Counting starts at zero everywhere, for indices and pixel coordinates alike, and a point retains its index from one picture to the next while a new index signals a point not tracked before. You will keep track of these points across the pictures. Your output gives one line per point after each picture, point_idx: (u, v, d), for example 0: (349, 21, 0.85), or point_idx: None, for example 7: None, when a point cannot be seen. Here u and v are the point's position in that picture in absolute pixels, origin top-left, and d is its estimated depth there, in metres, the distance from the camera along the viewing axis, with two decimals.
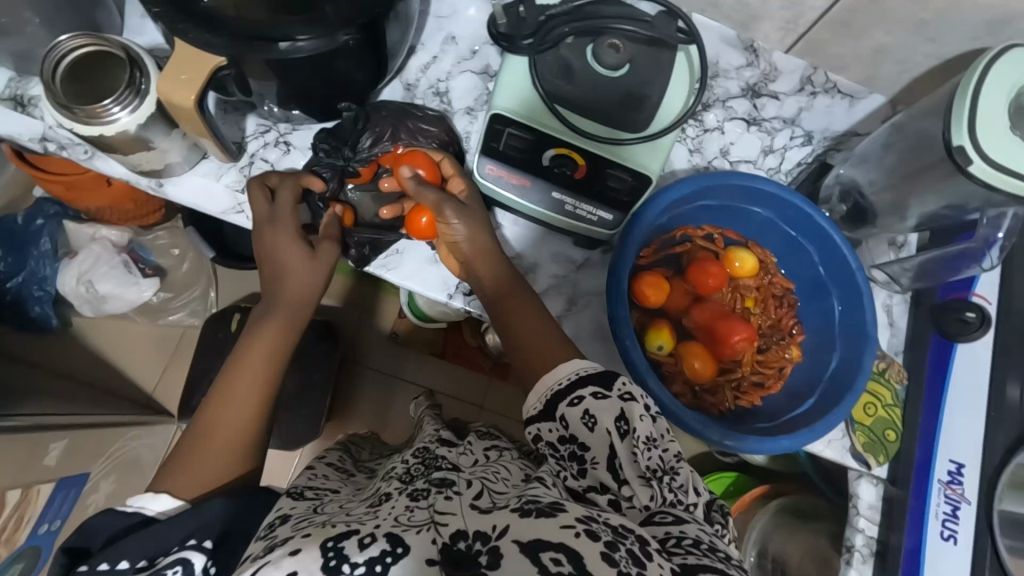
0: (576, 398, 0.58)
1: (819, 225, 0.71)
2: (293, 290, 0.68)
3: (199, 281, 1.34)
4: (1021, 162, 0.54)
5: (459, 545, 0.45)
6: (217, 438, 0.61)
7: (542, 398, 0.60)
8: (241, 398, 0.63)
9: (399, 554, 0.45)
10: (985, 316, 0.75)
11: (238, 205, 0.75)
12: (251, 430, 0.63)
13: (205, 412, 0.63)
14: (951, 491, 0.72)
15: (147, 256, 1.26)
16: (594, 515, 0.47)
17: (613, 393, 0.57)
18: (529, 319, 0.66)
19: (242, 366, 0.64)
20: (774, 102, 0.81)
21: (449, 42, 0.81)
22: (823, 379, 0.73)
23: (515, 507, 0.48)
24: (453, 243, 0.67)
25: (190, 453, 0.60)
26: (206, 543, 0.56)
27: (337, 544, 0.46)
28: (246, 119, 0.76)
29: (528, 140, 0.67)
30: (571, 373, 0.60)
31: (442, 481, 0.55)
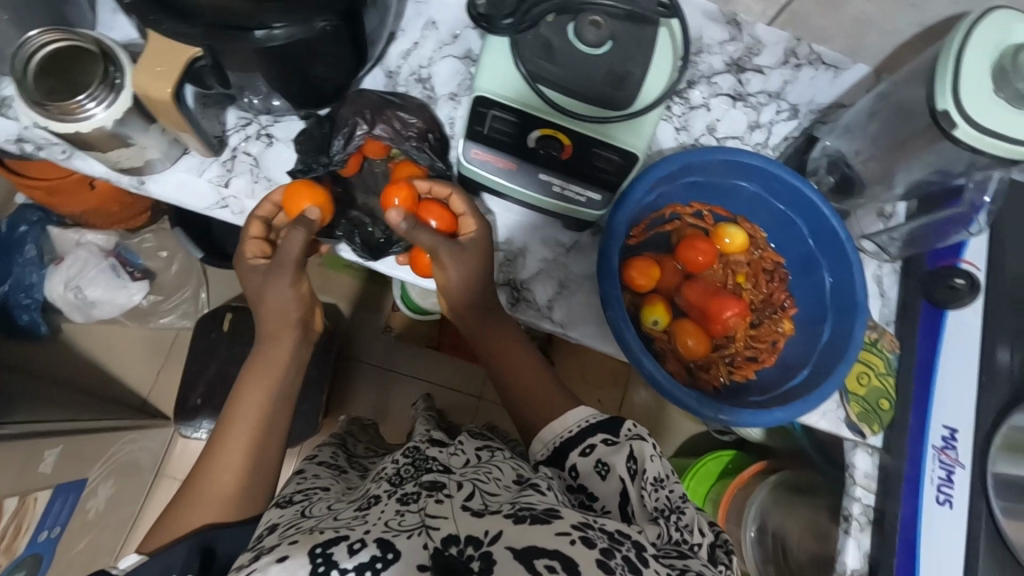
0: (587, 448, 0.60)
1: (807, 197, 0.71)
2: (271, 324, 0.70)
3: (187, 284, 1.34)
4: (1010, 126, 0.54)
5: (450, 551, 0.46)
6: (203, 488, 0.62)
7: (548, 447, 0.63)
8: (233, 437, 0.64)
9: (390, 560, 0.45)
10: (974, 283, 0.75)
11: (221, 200, 0.73)
12: (244, 460, 0.63)
13: (202, 460, 0.64)
14: (945, 456, 0.72)
15: (135, 259, 1.27)
16: (591, 521, 0.48)
17: (622, 439, 0.60)
18: (513, 353, 0.72)
19: (242, 408, 0.65)
20: (759, 76, 0.82)
21: (430, 28, 0.80)
22: (816, 350, 0.72)
23: (509, 513, 0.48)
24: (447, 282, 0.68)
25: (181, 503, 0.62)
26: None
27: (326, 550, 0.46)
28: (226, 113, 0.73)
29: (513, 122, 0.64)
30: (580, 420, 0.63)
31: (433, 483, 0.55)
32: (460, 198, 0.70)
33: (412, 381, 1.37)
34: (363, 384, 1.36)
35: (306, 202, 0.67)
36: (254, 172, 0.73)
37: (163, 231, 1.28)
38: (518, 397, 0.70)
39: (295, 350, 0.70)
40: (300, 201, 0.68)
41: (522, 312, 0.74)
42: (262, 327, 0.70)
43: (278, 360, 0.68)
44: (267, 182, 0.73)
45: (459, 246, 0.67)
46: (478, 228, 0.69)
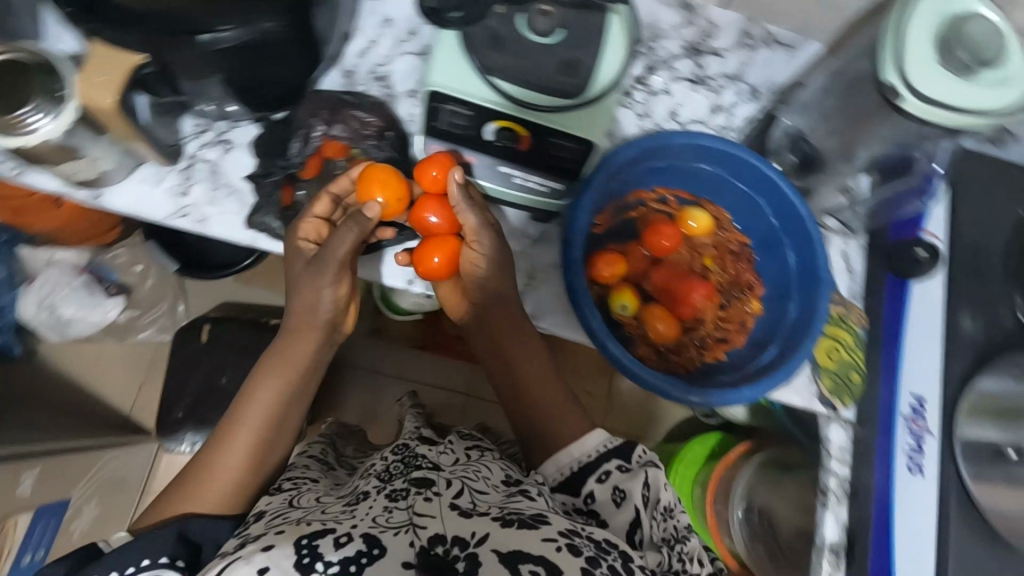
0: (603, 475, 0.63)
1: (768, 176, 0.72)
2: (298, 323, 0.67)
3: (164, 297, 1.35)
4: (957, 94, 0.54)
5: (437, 549, 0.50)
6: (203, 478, 0.62)
7: (560, 471, 0.64)
8: (243, 430, 0.64)
9: (375, 556, 0.49)
10: (935, 253, 0.75)
11: (181, 209, 0.71)
12: (249, 455, 0.64)
13: (206, 450, 0.64)
14: (915, 425, 0.74)
15: (110, 275, 1.26)
16: (578, 529, 0.54)
17: (634, 466, 0.63)
18: (530, 354, 0.71)
19: (253, 402, 0.65)
20: (717, 59, 0.83)
21: (386, 25, 0.80)
22: (783, 326, 0.73)
23: (498, 517, 0.54)
24: (477, 277, 0.67)
25: (179, 490, 0.62)
26: (178, 562, 0.56)
27: (310, 543, 0.50)
28: (181, 120, 0.72)
29: (468, 116, 0.63)
30: (599, 444, 0.65)
31: (422, 480, 0.59)
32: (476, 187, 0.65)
33: (396, 381, 1.37)
34: (349, 388, 1.35)
35: (376, 190, 0.64)
36: (213, 179, 0.72)
37: (135, 245, 1.28)
38: (533, 406, 0.69)
39: (321, 350, 0.68)
40: (371, 192, 0.65)
41: None
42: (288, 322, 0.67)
43: (297, 366, 0.67)
44: (227, 188, 0.72)
45: (498, 236, 0.66)
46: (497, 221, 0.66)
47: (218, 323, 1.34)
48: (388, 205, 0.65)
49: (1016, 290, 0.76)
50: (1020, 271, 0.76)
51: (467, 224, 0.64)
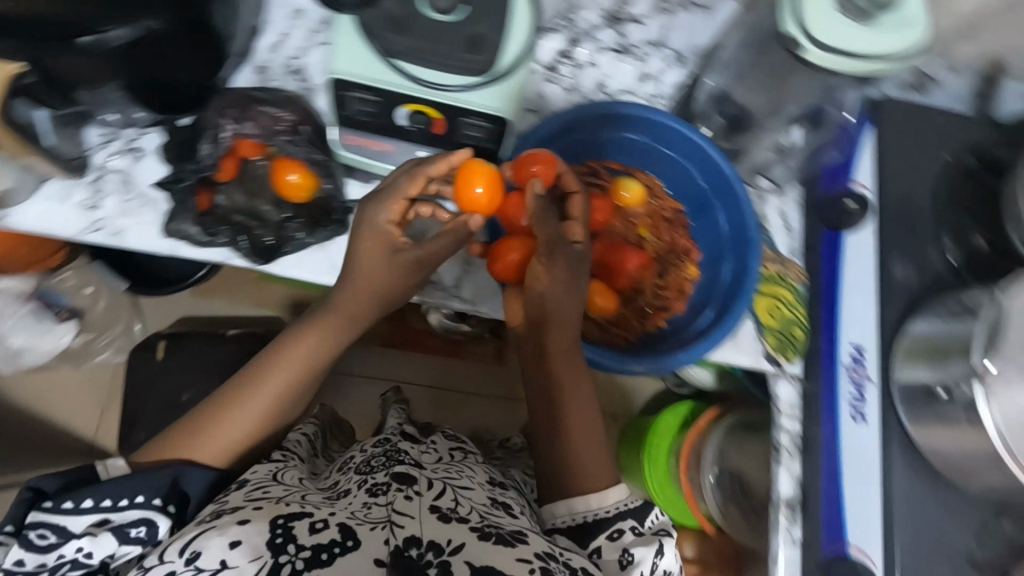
0: (616, 534, 0.64)
1: (692, 140, 0.71)
2: (353, 299, 0.66)
3: (119, 318, 1.34)
4: (855, 39, 0.54)
5: (410, 552, 0.54)
6: (217, 430, 0.65)
7: (573, 519, 0.65)
8: (267, 390, 0.67)
9: (348, 547, 0.54)
10: (865, 202, 0.78)
11: (93, 224, 0.69)
12: (264, 419, 0.67)
13: (224, 395, 0.67)
14: (856, 372, 0.74)
15: (60, 299, 1.23)
16: (556, 553, 0.57)
17: (647, 531, 0.64)
18: (578, 379, 0.67)
19: (282, 363, 0.68)
20: (637, 27, 0.83)
21: (297, 16, 0.77)
22: (719, 287, 0.74)
23: (476, 527, 0.57)
24: (538, 295, 0.65)
25: (191, 431, 0.65)
26: (169, 508, 0.61)
27: (286, 523, 0.56)
28: (84, 131, 0.69)
29: (376, 102, 0.62)
30: (617, 503, 0.65)
31: (403, 476, 0.64)
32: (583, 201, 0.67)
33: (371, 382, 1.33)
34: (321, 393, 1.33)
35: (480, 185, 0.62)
36: (125, 189, 0.70)
37: (82, 267, 1.25)
38: (565, 407, 0.67)
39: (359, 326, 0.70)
40: (471, 185, 0.62)
41: (430, 294, 0.74)
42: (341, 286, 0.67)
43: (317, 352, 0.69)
44: (141, 198, 0.70)
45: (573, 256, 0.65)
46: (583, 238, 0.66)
47: (174, 338, 1.31)
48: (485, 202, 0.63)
49: (944, 232, 0.77)
50: (950, 215, 0.77)
51: (544, 232, 0.63)
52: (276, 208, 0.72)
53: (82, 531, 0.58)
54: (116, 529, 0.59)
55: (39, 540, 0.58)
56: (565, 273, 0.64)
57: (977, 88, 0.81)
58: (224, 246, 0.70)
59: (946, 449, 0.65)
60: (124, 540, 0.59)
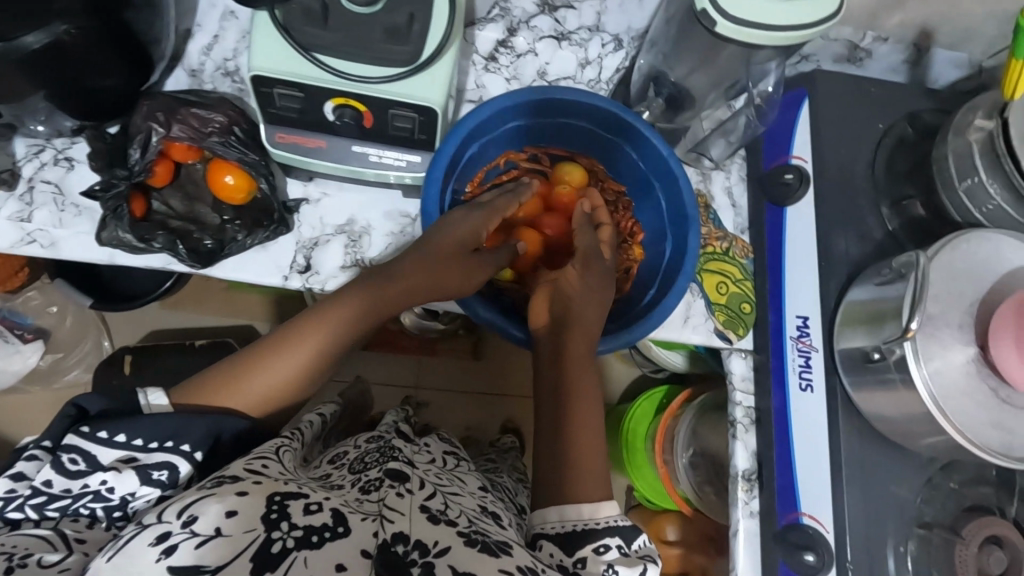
0: (602, 548, 0.55)
1: (625, 121, 0.72)
2: (412, 261, 0.64)
3: (87, 334, 1.32)
4: (764, 13, 0.55)
5: (396, 548, 0.51)
6: (258, 382, 0.59)
7: (562, 522, 0.57)
8: (314, 346, 0.60)
9: (339, 533, 0.50)
10: (803, 175, 0.78)
11: (26, 235, 0.68)
12: (307, 377, 0.61)
13: (266, 347, 0.60)
14: (802, 344, 0.75)
15: (24, 319, 1.25)
16: (538, 569, 0.52)
17: (634, 553, 0.57)
18: (590, 376, 0.64)
19: (318, 325, 0.60)
20: (572, 12, 0.83)
21: (228, 17, 0.77)
22: (661, 267, 0.74)
23: (462, 533, 0.54)
24: (564, 289, 0.67)
25: (231, 379, 0.59)
26: (195, 454, 0.55)
27: (282, 501, 0.51)
28: (12, 143, 0.69)
29: (301, 97, 0.62)
30: (608, 516, 0.57)
31: (398, 475, 0.61)
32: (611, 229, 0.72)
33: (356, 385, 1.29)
34: None
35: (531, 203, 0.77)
36: (58, 199, 0.69)
37: (47, 287, 1.25)
38: (585, 397, 0.62)
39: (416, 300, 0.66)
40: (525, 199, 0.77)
41: None
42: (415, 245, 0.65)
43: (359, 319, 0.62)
44: (75, 208, 0.69)
45: (602, 268, 0.69)
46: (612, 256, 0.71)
47: (141, 353, 1.30)
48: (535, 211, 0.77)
49: (882, 200, 0.78)
50: (887, 183, 0.78)
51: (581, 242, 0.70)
52: (214, 211, 0.74)
53: (110, 465, 0.53)
54: (138, 470, 0.53)
55: (68, 465, 0.52)
56: (597, 286, 0.67)
57: (907, 57, 0.83)
58: (162, 252, 0.69)
59: (888, 412, 0.66)
60: (145, 482, 0.53)
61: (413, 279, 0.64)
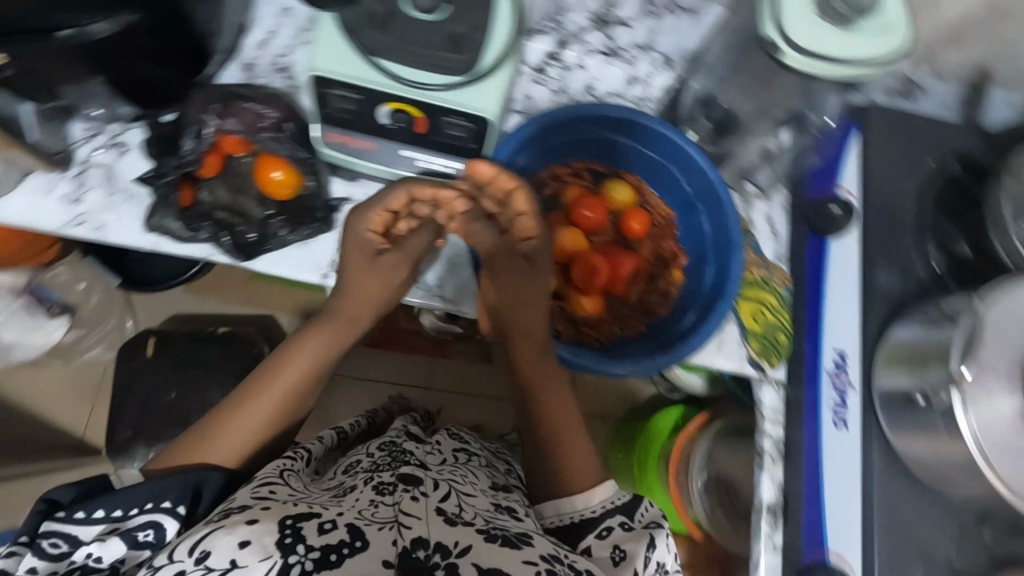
0: (604, 532, 0.64)
1: (674, 142, 0.71)
2: (360, 288, 0.70)
3: (112, 313, 1.34)
4: (832, 45, 0.54)
5: (417, 553, 0.54)
6: (233, 423, 0.66)
7: (559, 515, 0.67)
8: (282, 382, 0.69)
9: (357, 547, 0.53)
10: (849, 207, 0.77)
11: (77, 217, 0.69)
12: (281, 410, 0.69)
13: (240, 392, 0.69)
14: (838, 379, 0.74)
15: (52, 296, 1.22)
16: (560, 556, 0.57)
17: (638, 525, 0.64)
18: (552, 389, 0.73)
19: (289, 357, 0.70)
20: (626, 30, 0.82)
21: (284, 14, 0.78)
22: (703, 291, 0.73)
23: (481, 530, 0.58)
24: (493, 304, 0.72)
25: (208, 433, 0.66)
26: (178, 509, 0.58)
27: (294, 523, 0.54)
28: (69, 125, 0.69)
29: (357, 100, 0.62)
30: (604, 501, 0.66)
31: (409, 478, 0.64)
32: (526, 194, 0.67)
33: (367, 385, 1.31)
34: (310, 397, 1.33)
35: (587, 212, 0.75)
36: (109, 184, 0.70)
37: (75, 263, 1.22)
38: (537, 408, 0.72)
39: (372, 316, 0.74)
40: (579, 210, 0.75)
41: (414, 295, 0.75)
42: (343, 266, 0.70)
43: (327, 342, 0.72)
44: (124, 193, 0.70)
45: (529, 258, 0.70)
46: (540, 237, 0.69)
47: (163, 334, 1.31)
48: (590, 222, 0.75)
49: (929, 238, 0.77)
50: (937, 221, 0.77)
51: (484, 240, 0.69)
52: (260, 205, 0.71)
53: (93, 538, 0.56)
54: (123, 535, 0.56)
55: (49, 549, 0.55)
56: (524, 271, 0.70)
57: (964, 95, 0.82)
58: (207, 242, 0.70)
59: (925, 457, 0.65)
60: (133, 546, 0.56)
61: (365, 299, 0.71)
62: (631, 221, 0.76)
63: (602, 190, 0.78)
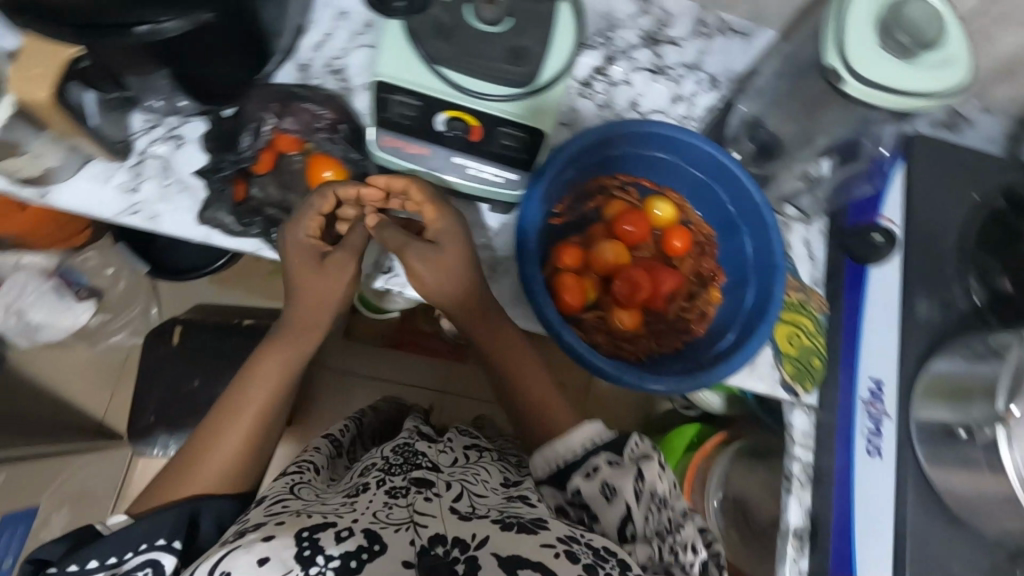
0: (591, 471, 0.59)
1: (725, 164, 0.72)
2: (311, 291, 0.66)
3: (138, 298, 1.36)
4: (897, 76, 0.55)
5: (436, 550, 0.50)
6: (209, 449, 0.62)
7: (549, 464, 0.62)
8: (247, 399, 0.64)
9: (375, 551, 0.50)
10: (891, 236, 0.77)
11: (132, 206, 0.70)
12: (255, 428, 0.64)
13: (211, 422, 0.64)
14: (873, 408, 0.74)
15: (80, 278, 1.25)
16: (577, 535, 0.53)
17: (626, 461, 0.59)
18: (536, 379, 0.69)
19: (255, 370, 0.66)
20: (675, 48, 0.83)
21: (341, 17, 0.79)
22: (743, 311, 0.73)
23: (496, 519, 0.54)
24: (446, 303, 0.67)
25: (184, 466, 0.62)
26: (175, 543, 0.57)
27: (311, 535, 0.51)
28: (129, 116, 0.71)
29: (418, 107, 0.63)
30: (584, 439, 0.62)
31: (421, 480, 0.61)
32: (421, 183, 0.63)
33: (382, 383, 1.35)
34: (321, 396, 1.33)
35: (631, 225, 0.76)
36: (165, 175, 0.71)
37: (105, 248, 1.27)
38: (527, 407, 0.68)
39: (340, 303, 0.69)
40: (621, 223, 0.77)
41: None
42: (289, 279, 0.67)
43: (290, 355, 0.67)
44: (179, 184, 0.71)
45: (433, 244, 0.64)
46: (448, 219, 0.64)
47: (189, 324, 1.31)
48: (633, 236, 0.77)
49: (970, 271, 0.77)
50: (979, 255, 0.77)
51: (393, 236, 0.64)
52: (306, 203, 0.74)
53: None
54: None
55: None
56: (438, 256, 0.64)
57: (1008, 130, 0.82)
58: (257, 237, 0.72)
59: (965, 491, 0.65)
60: None
61: (319, 298, 0.67)
62: (673, 239, 0.78)
63: (643, 206, 0.79)
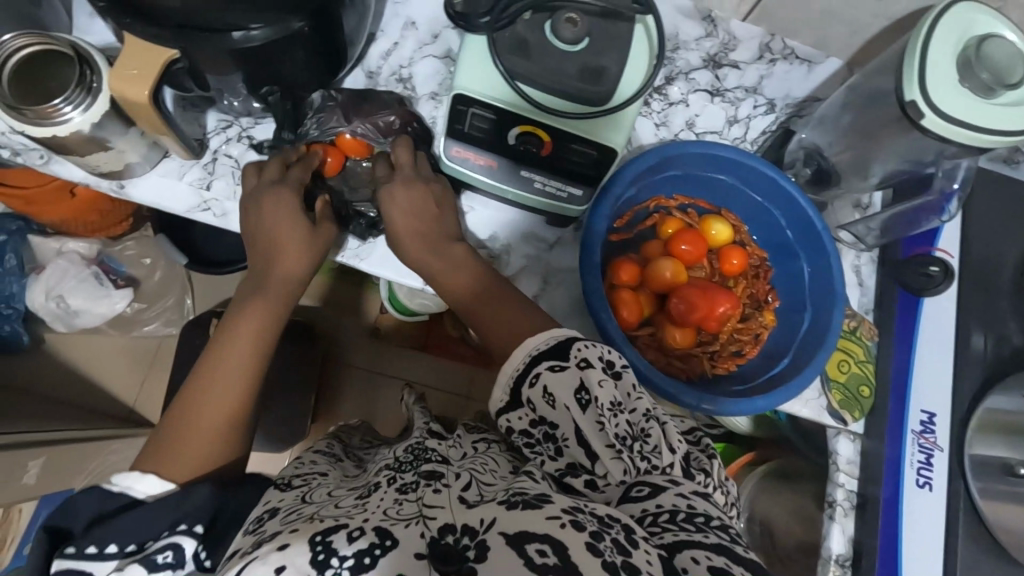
0: (535, 378, 0.56)
1: (785, 188, 0.73)
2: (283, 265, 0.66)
3: (172, 290, 1.33)
4: (976, 112, 0.55)
5: (446, 539, 0.47)
6: (196, 428, 0.60)
7: (504, 388, 0.58)
8: (223, 370, 0.62)
9: (388, 546, 0.47)
10: (948, 269, 0.77)
11: (204, 203, 0.72)
12: (236, 400, 0.62)
13: (181, 403, 0.61)
14: (924, 440, 0.74)
15: (119, 267, 1.25)
16: (582, 505, 0.47)
17: (570, 363, 0.55)
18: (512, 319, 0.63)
19: (229, 336, 0.63)
20: (735, 71, 0.83)
21: (409, 27, 0.81)
22: (798, 338, 0.74)
23: (503, 500, 0.49)
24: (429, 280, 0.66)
25: (170, 442, 0.59)
26: (196, 528, 0.56)
27: (325, 538, 0.48)
28: (204, 115, 0.73)
29: (492, 120, 0.65)
30: (525, 354, 0.57)
31: (431, 473, 0.57)
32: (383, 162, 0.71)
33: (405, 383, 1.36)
34: (348, 397, 1.35)
35: (688, 244, 0.77)
36: (236, 174, 0.73)
37: (144, 239, 1.26)
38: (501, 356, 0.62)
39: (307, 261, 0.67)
40: (677, 241, 0.77)
41: None
42: (257, 251, 0.67)
43: (261, 317, 0.65)
44: None
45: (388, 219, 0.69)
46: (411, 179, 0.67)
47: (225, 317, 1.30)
48: (687, 255, 0.77)
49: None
50: None
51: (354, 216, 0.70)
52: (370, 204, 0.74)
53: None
54: (143, 559, 0.54)
55: None
56: (407, 220, 0.66)
57: None
58: None
59: None
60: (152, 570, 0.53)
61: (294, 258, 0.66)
62: (730, 257, 0.78)
63: (698, 224, 0.79)
